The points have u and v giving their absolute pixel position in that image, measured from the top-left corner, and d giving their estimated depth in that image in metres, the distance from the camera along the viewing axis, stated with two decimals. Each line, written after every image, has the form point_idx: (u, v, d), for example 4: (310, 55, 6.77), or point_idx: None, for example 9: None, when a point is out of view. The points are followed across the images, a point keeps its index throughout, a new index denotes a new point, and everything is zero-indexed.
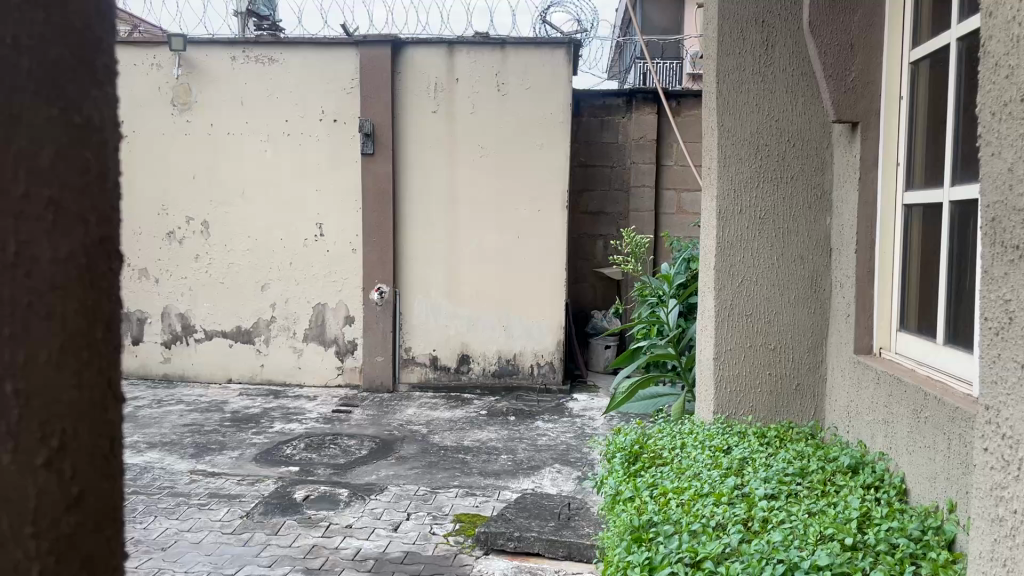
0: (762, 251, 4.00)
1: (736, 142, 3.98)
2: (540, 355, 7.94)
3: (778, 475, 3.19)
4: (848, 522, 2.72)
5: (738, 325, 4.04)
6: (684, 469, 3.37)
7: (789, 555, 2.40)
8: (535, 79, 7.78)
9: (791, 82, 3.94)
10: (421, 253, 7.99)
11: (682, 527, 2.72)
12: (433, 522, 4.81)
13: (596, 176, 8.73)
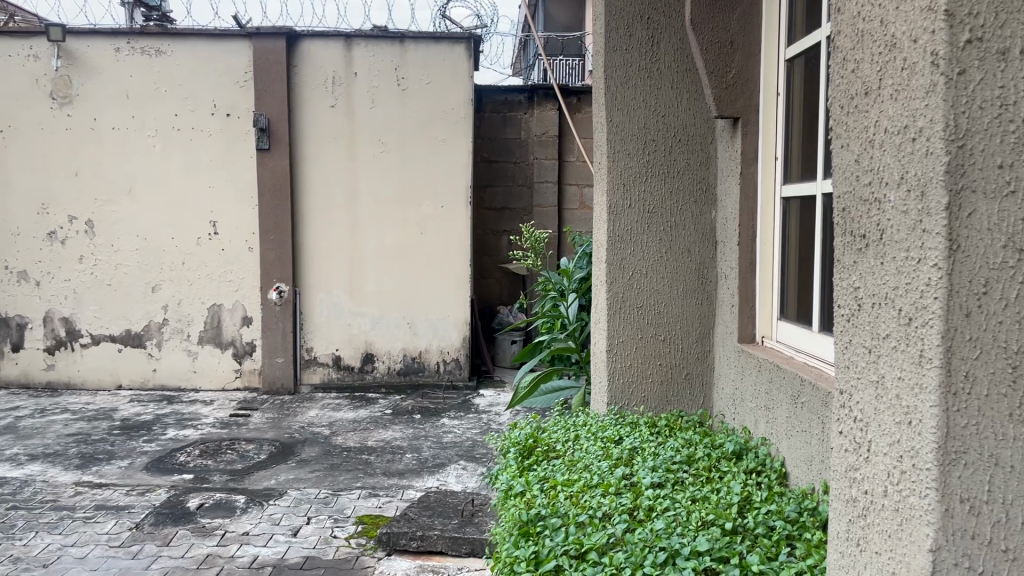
0: (651, 244, 4.07)
1: (624, 137, 4.03)
2: (445, 352, 7.89)
3: (666, 463, 3.25)
4: (729, 507, 2.79)
5: (630, 318, 4.09)
6: (576, 461, 3.39)
7: (670, 543, 2.46)
8: (435, 74, 7.72)
9: (676, 78, 4.01)
10: (321, 251, 7.81)
11: (569, 520, 2.73)
12: (334, 525, 4.72)
13: (499, 172, 8.72)
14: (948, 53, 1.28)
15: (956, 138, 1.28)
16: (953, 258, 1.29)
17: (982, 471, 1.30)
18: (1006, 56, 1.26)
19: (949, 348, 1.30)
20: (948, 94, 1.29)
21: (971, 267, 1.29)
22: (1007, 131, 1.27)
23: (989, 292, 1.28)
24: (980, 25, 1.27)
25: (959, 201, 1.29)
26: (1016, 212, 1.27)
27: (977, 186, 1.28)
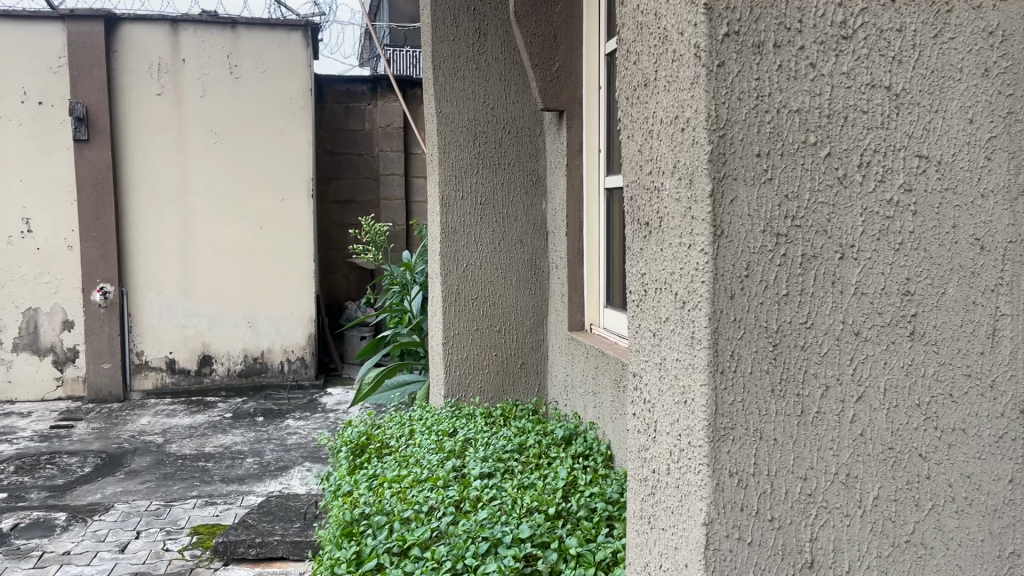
0: (484, 236, 4.07)
1: (455, 129, 4.00)
2: (289, 351, 7.63)
3: (497, 452, 3.27)
4: (555, 493, 2.83)
5: (465, 310, 4.09)
6: (408, 456, 3.35)
7: (492, 532, 2.48)
8: (271, 62, 7.45)
9: (503, 70, 4.03)
10: (149, 250, 7.36)
11: (394, 517, 2.68)
12: (166, 537, 4.45)
13: (343, 164, 8.49)
14: (709, 45, 1.32)
15: (717, 128, 1.34)
16: (718, 243, 1.35)
17: (749, 446, 1.37)
18: (761, 49, 1.33)
19: (716, 329, 1.36)
20: (710, 85, 1.33)
21: (734, 252, 1.36)
22: (764, 121, 1.34)
23: (750, 275, 1.36)
24: (737, 19, 1.32)
25: (722, 188, 1.35)
26: (773, 199, 1.36)
27: (737, 173, 1.35)
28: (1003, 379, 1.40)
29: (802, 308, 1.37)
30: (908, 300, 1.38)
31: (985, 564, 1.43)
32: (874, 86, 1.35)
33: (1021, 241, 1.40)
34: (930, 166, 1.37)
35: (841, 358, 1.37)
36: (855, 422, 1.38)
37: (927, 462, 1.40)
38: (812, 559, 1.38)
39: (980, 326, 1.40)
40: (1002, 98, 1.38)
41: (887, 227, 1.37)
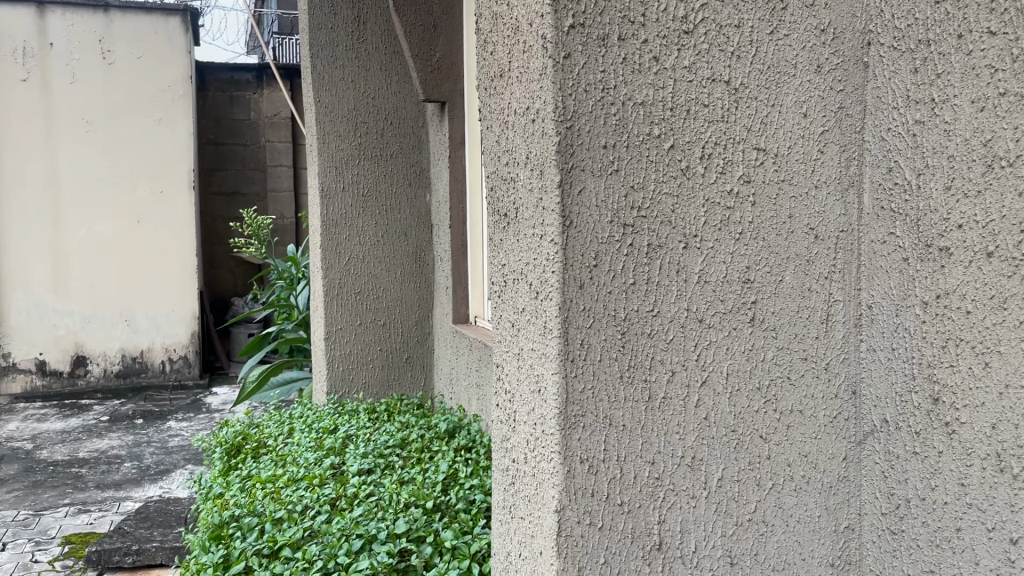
0: (367, 228, 4.00)
1: (335, 119, 3.92)
2: (171, 350, 7.31)
3: (378, 448, 3.21)
4: (435, 486, 2.81)
5: (348, 304, 4.00)
6: (285, 455, 3.26)
7: (367, 529, 2.44)
8: (147, 48, 7.12)
9: (384, 60, 3.97)
10: (16, 244, 6.93)
11: (265, 518, 2.62)
12: (35, 549, 4.20)
13: (227, 154, 8.22)
14: (554, 37, 1.33)
15: (565, 119, 1.35)
16: (567, 233, 1.36)
17: (599, 432, 1.39)
18: (605, 41, 1.35)
19: (566, 319, 1.37)
20: (557, 76, 1.34)
21: (583, 242, 1.37)
22: (609, 113, 1.36)
23: (599, 264, 1.38)
24: (582, 11, 1.33)
25: (571, 179, 1.36)
26: (620, 189, 1.38)
27: (585, 165, 1.36)
28: (837, 362, 1.49)
29: (649, 296, 1.40)
30: (747, 287, 1.44)
31: (822, 538, 1.51)
32: (714, 80, 1.40)
33: (852, 231, 1.49)
34: (767, 158, 1.43)
35: (687, 345, 1.42)
36: (700, 406, 1.43)
37: (768, 443, 1.46)
38: (660, 540, 1.42)
39: (815, 312, 1.47)
40: (834, 93, 1.45)
41: (727, 217, 1.43)
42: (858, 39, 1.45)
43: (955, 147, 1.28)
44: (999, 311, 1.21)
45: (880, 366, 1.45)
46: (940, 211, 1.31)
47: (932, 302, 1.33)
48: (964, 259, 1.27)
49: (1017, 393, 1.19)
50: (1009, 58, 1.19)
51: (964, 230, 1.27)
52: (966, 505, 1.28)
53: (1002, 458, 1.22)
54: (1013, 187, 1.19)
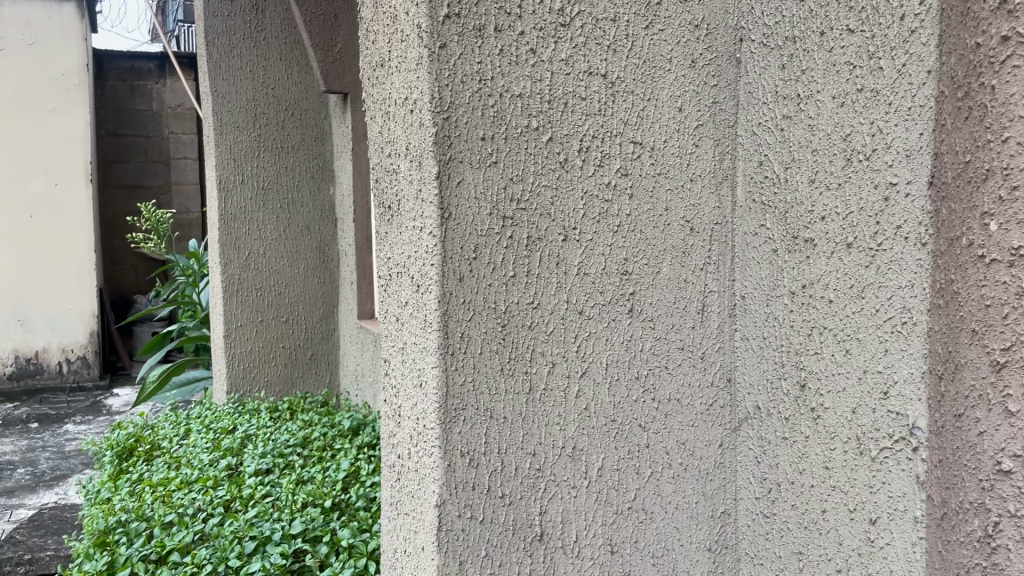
0: (268, 222, 3.90)
1: (233, 110, 3.80)
2: (69, 350, 6.99)
3: (278, 447, 3.14)
4: (335, 484, 2.76)
5: (249, 300, 3.89)
6: (180, 458, 3.15)
7: (261, 530, 2.39)
8: (40, 34, 6.77)
9: (284, 50, 3.87)
10: None
11: (154, 523, 2.54)
12: None
13: (127, 146, 7.88)
14: (430, 26, 1.31)
15: (441, 110, 1.33)
16: (445, 226, 1.35)
17: (479, 425, 1.39)
18: (481, 33, 1.34)
19: (445, 312, 1.36)
20: (432, 67, 1.32)
21: (462, 235, 1.36)
22: (487, 105, 1.36)
23: (478, 257, 1.37)
24: (457, 2, 1.32)
25: (449, 170, 1.35)
26: (499, 182, 1.38)
27: (462, 157, 1.35)
28: (712, 351, 1.53)
29: (529, 289, 1.40)
30: (626, 279, 1.46)
31: (699, 524, 1.55)
32: (591, 73, 1.41)
33: (725, 224, 1.53)
34: (644, 151, 1.45)
35: (567, 336, 1.43)
36: (580, 397, 1.44)
37: (646, 432, 1.49)
38: (541, 531, 1.42)
39: (691, 302, 1.51)
40: (707, 89, 1.49)
41: (606, 210, 1.44)
42: (731, 35, 1.49)
43: (818, 140, 1.33)
44: (856, 300, 1.27)
45: (752, 353, 1.49)
46: (805, 203, 1.36)
47: (798, 291, 1.38)
48: (827, 250, 1.32)
49: (874, 377, 1.25)
50: (866, 55, 1.24)
51: (825, 222, 1.32)
52: (830, 487, 1.33)
53: (861, 442, 1.27)
54: (869, 180, 1.24)
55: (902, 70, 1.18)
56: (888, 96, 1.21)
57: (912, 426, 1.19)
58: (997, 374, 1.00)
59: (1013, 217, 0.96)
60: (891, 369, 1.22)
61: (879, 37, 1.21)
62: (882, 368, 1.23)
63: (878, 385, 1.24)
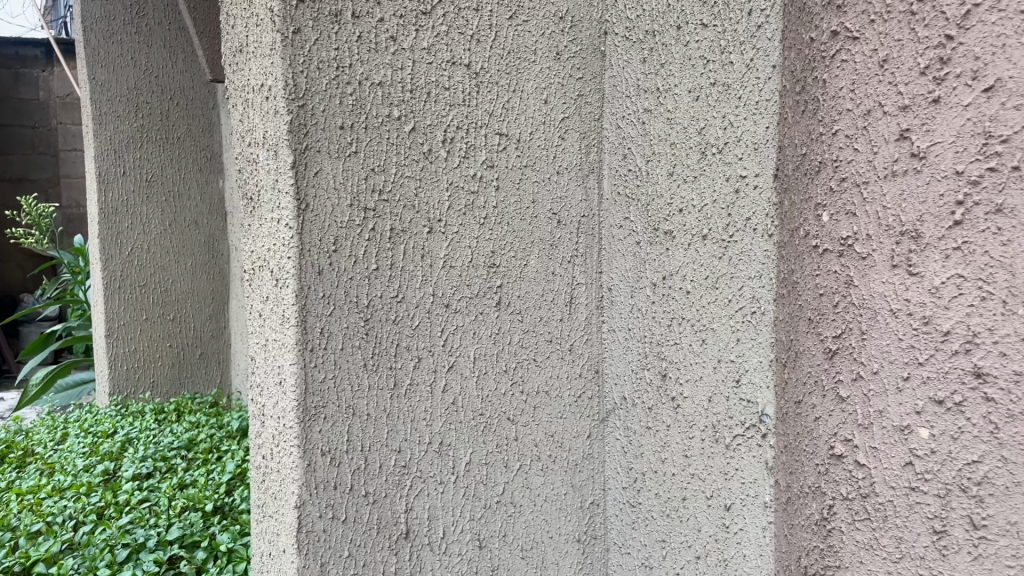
0: (152, 216, 3.75)
1: (113, 99, 3.62)
2: None
3: (161, 450, 3.02)
4: (218, 487, 2.67)
5: (132, 297, 3.73)
6: (54, 464, 2.99)
7: (134, 538, 2.28)
8: None
9: (168, 37, 3.73)
10: None
11: (18, 533, 2.40)
12: None
13: (12, 138, 7.44)
14: (283, 9, 1.23)
15: (296, 98, 1.26)
16: (302, 218, 1.28)
17: (341, 424, 1.33)
18: (338, 17, 1.28)
19: (304, 308, 1.29)
20: (286, 52, 1.24)
21: (321, 227, 1.30)
22: (345, 93, 1.30)
23: (339, 250, 1.32)
24: None
25: (305, 160, 1.28)
26: (359, 172, 1.32)
27: (320, 146, 1.29)
28: (580, 342, 1.56)
29: (392, 283, 1.36)
30: (493, 272, 1.45)
31: (569, 515, 1.57)
32: (454, 63, 1.38)
33: (592, 216, 1.56)
34: (510, 143, 1.45)
35: (432, 330, 1.40)
36: (447, 391, 1.42)
37: (515, 425, 1.49)
38: (407, 529, 1.40)
39: (559, 295, 1.53)
40: (573, 81, 1.50)
41: (472, 202, 1.42)
42: (595, 28, 1.50)
43: (676, 134, 1.35)
44: (711, 290, 1.29)
45: (619, 345, 1.53)
46: (665, 196, 1.39)
47: (659, 283, 1.41)
48: (684, 242, 1.35)
49: (728, 366, 1.27)
50: (718, 50, 1.25)
51: (684, 215, 1.34)
52: (689, 475, 1.36)
53: (717, 430, 1.30)
54: (722, 173, 1.26)
55: (750, 64, 1.20)
56: (739, 90, 1.22)
57: (760, 413, 1.21)
58: (829, 360, 1.05)
59: (843, 207, 1.02)
60: (743, 358, 1.24)
61: (729, 31, 1.23)
62: (734, 357, 1.26)
63: (731, 373, 1.27)
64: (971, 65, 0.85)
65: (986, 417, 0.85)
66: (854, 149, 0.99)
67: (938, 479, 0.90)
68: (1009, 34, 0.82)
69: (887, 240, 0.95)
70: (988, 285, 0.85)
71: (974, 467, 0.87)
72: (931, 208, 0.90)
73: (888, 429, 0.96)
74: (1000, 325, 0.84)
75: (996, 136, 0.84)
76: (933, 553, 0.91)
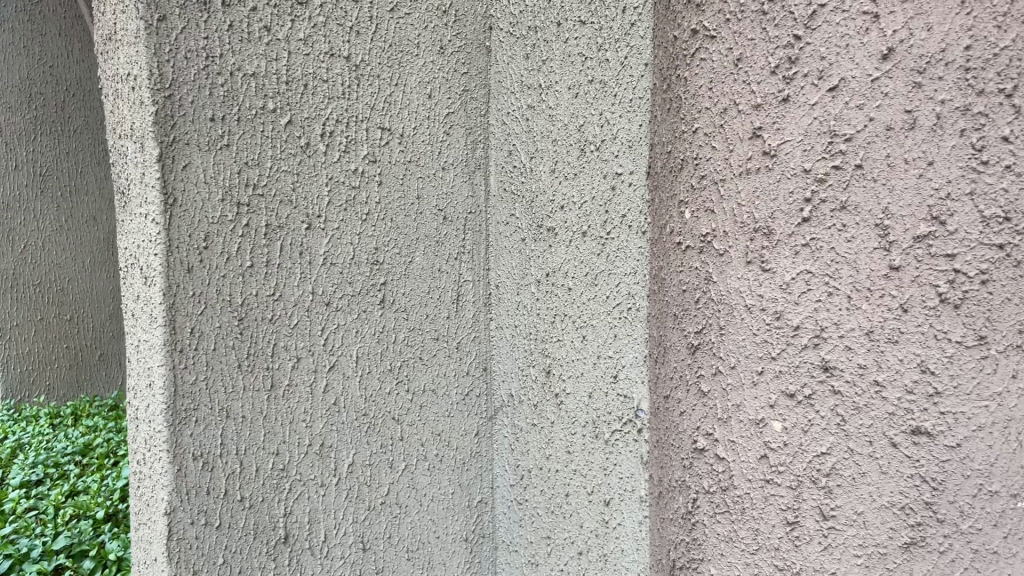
0: (47, 212, 3.79)
1: (4, 89, 3.68)
2: None
3: (53, 456, 2.89)
4: (113, 493, 2.57)
5: (26, 297, 3.76)
6: None
7: (17, 548, 2.19)
8: None
9: (64, 26, 3.84)
10: None
11: None
12: None
13: None
14: None
15: (162, 88, 1.18)
16: (170, 213, 1.20)
17: (214, 426, 1.27)
18: (207, 6, 1.21)
19: (172, 307, 1.21)
20: (150, 41, 1.16)
21: (190, 223, 1.22)
22: (215, 83, 1.23)
23: (210, 247, 1.25)
24: None
25: (172, 153, 1.20)
26: (231, 165, 1.26)
27: (189, 138, 1.21)
28: (468, 340, 1.56)
29: (269, 280, 1.31)
30: (376, 269, 1.43)
31: (456, 515, 1.57)
32: (332, 55, 1.34)
33: (479, 212, 1.56)
34: (392, 138, 1.42)
35: (312, 329, 1.36)
36: (328, 391, 1.39)
37: (400, 425, 1.48)
38: (286, 533, 1.35)
39: (446, 292, 1.52)
40: (458, 76, 1.49)
41: (353, 198, 1.39)
42: (480, 23, 1.50)
43: (558, 130, 1.35)
44: (592, 287, 1.30)
45: (507, 342, 1.54)
46: (548, 192, 1.38)
47: (543, 279, 1.41)
48: (566, 238, 1.35)
49: (607, 362, 1.28)
50: (595, 47, 1.26)
51: (565, 212, 1.35)
52: (571, 471, 1.37)
53: (597, 426, 1.31)
54: (600, 170, 1.27)
55: (624, 62, 1.20)
56: (614, 88, 1.23)
57: (636, 408, 1.22)
58: (692, 355, 1.07)
59: (703, 204, 1.03)
60: (619, 354, 1.25)
61: (605, 29, 1.23)
62: (612, 353, 1.27)
63: (608, 369, 1.28)
64: (816, 65, 0.88)
65: (832, 410, 0.88)
66: (711, 147, 1.01)
67: (790, 471, 0.93)
68: (851, 35, 0.84)
69: (743, 237, 0.97)
70: (834, 281, 0.88)
71: (822, 459, 0.90)
72: (782, 205, 0.92)
73: (744, 422, 0.98)
74: (844, 319, 0.87)
75: (840, 135, 0.86)
76: (787, 543, 0.94)
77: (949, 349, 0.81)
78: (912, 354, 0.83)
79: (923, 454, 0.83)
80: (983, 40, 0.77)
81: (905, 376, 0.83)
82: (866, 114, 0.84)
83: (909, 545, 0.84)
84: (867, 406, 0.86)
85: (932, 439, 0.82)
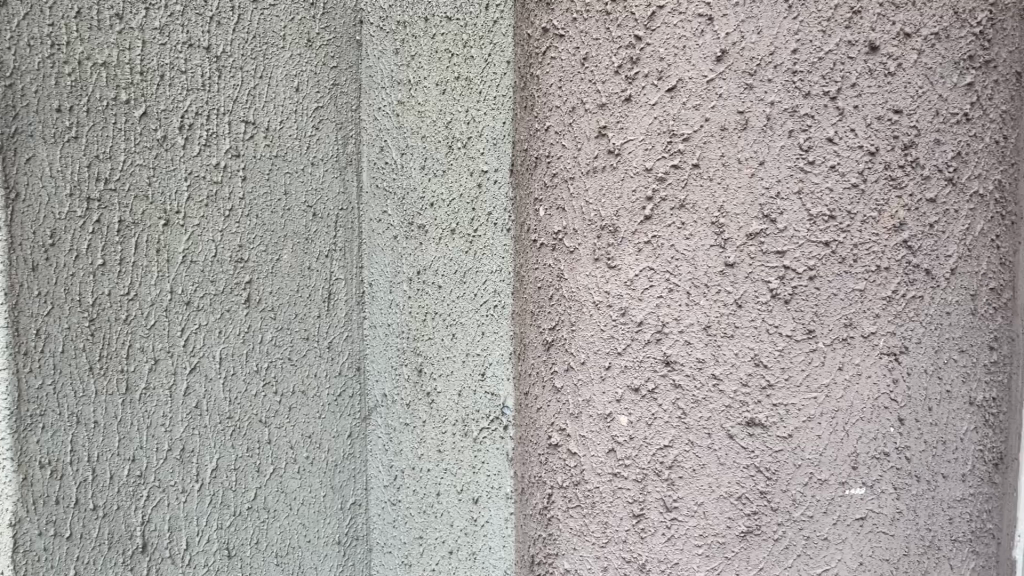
0: None
1: None
2: None
3: None
4: None
5: None
6: None
7: None
8: None
9: None
10: None
11: None
12: None
13: None
14: None
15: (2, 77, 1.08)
16: (11, 209, 1.10)
17: (62, 433, 1.17)
18: None
19: (14, 308, 1.11)
20: None
21: (33, 220, 1.13)
22: (62, 71, 1.15)
23: (56, 244, 1.16)
24: None
25: (13, 145, 1.11)
26: (81, 158, 1.18)
27: (32, 129, 1.12)
28: (340, 339, 1.56)
29: (122, 280, 1.23)
30: (241, 267, 1.39)
31: (327, 518, 1.55)
32: (191, 45, 1.29)
33: (349, 210, 1.55)
34: (257, 132, 1.39)
35: (171, 330, 1.30)
36: (189, 394, 1.33)
37: (267, 427, 1.45)
38: (144, 542, 1.28)
39: (316, 291, 1.51)
40: (327, 70, 1.49)
41: (215, 193, 1.35)
42: (350, 17, 1.51)
43: (427, 126, 1.32)
44: (460, 285, 1.29)
45: (380, 339, 1.53)
46: (419, 190, 1.35)
47: (415, 278, 1.38)
48: (435, 235, 1.33)
49: (475, 360, 1.27)
50: (461, 43, 1.24)
51: (434, 210, 1.32)
52: (443, 471, 1.35)
53: (466, 424, 1.30)
54: (466, 167, 1.26)
55: (488, 59, 1.20)
56: (479, 85, 1.22)
57: (502, 405, 1.22)
58: (547, 353, 1.13)
59: (555, 202, 1.10)
60: (486, 351, 1.25)
61: (470, 24, 1.22)
62: (479, 351, 1.26)
63: (477, 368, 1.27)
64: (656, 65, 0.96)
65: (674, 403, 0.97)
66: (562, 145, 1.08)
67: (636, 464, 1.01)
68: (687, 36, 0.94)
69: (591, 235, 1.05)
70: (674, 278, 0.97)
71: (665, 452, 0.99)
72: (625, 203, 1.00)
73: (594, 418, 1.06)
74: (684, 316, 0.96)
75: (677, 135, 0.95)
76: (634, 535, 1.03)
77: (779, 343, 0.92)
78: (746, 348, 0.93)
79: (757, 445, 0.94)
80: (808, 45, 0.89)
81: (740, 369, 0.94)
82: (703, 113, 0.94)
83: (745, 534, 0.95)
84: (705, 399, 0.95)
85: (765, 430, 0.93)
